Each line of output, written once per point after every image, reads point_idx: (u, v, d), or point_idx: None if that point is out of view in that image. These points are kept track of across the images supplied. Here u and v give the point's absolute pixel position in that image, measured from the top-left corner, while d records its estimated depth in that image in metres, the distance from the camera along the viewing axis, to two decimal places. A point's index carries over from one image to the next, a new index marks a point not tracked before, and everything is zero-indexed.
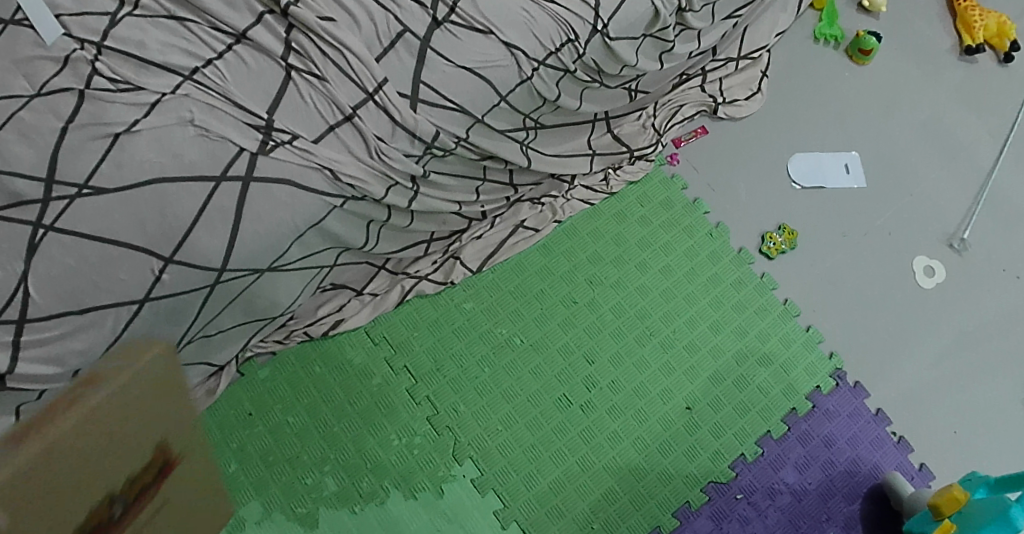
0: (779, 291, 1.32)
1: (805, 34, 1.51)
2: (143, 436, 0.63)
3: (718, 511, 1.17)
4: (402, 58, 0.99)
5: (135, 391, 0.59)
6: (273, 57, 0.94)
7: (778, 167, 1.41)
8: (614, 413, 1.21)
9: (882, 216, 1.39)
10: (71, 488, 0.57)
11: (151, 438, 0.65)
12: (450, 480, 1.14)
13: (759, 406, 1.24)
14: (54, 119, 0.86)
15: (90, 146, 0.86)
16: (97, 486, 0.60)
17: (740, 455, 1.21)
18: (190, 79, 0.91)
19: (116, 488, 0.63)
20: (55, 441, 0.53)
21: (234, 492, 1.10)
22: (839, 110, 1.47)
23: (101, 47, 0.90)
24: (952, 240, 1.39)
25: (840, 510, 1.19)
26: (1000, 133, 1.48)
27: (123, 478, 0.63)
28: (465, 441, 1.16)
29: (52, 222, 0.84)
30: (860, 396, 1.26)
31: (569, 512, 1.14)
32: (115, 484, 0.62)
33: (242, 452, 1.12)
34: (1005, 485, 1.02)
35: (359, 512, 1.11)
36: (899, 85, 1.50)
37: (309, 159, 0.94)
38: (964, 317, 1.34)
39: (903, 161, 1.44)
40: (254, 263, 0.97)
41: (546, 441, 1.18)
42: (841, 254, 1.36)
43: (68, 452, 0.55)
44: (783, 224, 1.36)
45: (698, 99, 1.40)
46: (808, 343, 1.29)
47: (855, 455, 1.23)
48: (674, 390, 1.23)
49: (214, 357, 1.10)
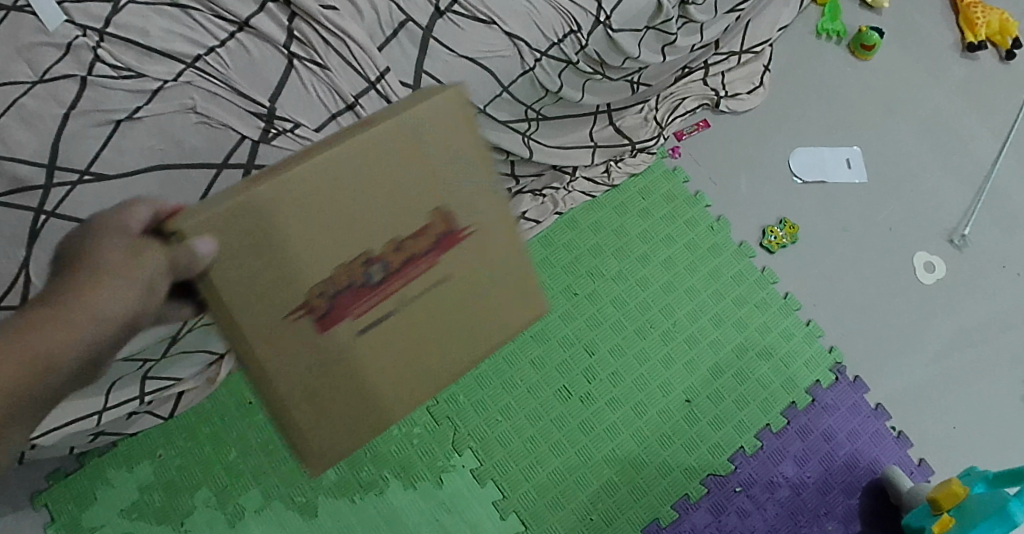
0: (779, 285, 1.32)
1: (808, 29, 1.51)
2: (416, 181, 0.65)
3: (716, 503, 1.17)
4: (404, 47, 0.99)
5: (386, 141, 0.63)
6: (275, 45, 0.94)
7: (780, 161, 1.41)
8: (614, 404, 1.21)
9: (883, 210, 1.39)
10: (354, 226, 0.64)
11: (439, 192, 0.67)
12: (449, 470, 1.14)
13: (758, 399, 1.24)
14: (55, 105, 0.85)
15: (92, 133, 0.86)
16: (357, 222, 0.64)
17: (739, 448, 1.21)
18: (192, 66, 0.91)
19: (382, 241, 0.66)
20: (296, 173, 0.60)
21: (233, 479, 1.12)
22: (841, 105, 1.46)
23: (103, 33, 0.89)
24: (952, 236, 1.39)
25: (839, 504, 1.19)
26: (1002, 130, 1.48)
27: (397, 227, 0.66)
28: (465, 431, 1.16)
29: (54, 207, 0.84)
30: (860, 391, 1.26)
31: (568, 503, 1.15)
32: (382, 235, 0.65)
33: (242, 441, 1.14)
34: (1004, 479, 1.03)
35: (359, 501, 1.12)
36: (901, 80, 1.50)
37: (310, 147, 0.95)
38: (964, 313, 1.34)
39: (904, 156, 1.44)
40: None
41: (546, 432, 1.18)
42: (841, 249, 1.36)
43: (317, 191, 0.61)
44: (785, 218, 1.36)
45: (700, 93, 1.40)
46: (808, 337, 1.29)
47: (855, 449, 1.23)
48: (674, 382, 1.23)
49: (214, 345, 1.09)
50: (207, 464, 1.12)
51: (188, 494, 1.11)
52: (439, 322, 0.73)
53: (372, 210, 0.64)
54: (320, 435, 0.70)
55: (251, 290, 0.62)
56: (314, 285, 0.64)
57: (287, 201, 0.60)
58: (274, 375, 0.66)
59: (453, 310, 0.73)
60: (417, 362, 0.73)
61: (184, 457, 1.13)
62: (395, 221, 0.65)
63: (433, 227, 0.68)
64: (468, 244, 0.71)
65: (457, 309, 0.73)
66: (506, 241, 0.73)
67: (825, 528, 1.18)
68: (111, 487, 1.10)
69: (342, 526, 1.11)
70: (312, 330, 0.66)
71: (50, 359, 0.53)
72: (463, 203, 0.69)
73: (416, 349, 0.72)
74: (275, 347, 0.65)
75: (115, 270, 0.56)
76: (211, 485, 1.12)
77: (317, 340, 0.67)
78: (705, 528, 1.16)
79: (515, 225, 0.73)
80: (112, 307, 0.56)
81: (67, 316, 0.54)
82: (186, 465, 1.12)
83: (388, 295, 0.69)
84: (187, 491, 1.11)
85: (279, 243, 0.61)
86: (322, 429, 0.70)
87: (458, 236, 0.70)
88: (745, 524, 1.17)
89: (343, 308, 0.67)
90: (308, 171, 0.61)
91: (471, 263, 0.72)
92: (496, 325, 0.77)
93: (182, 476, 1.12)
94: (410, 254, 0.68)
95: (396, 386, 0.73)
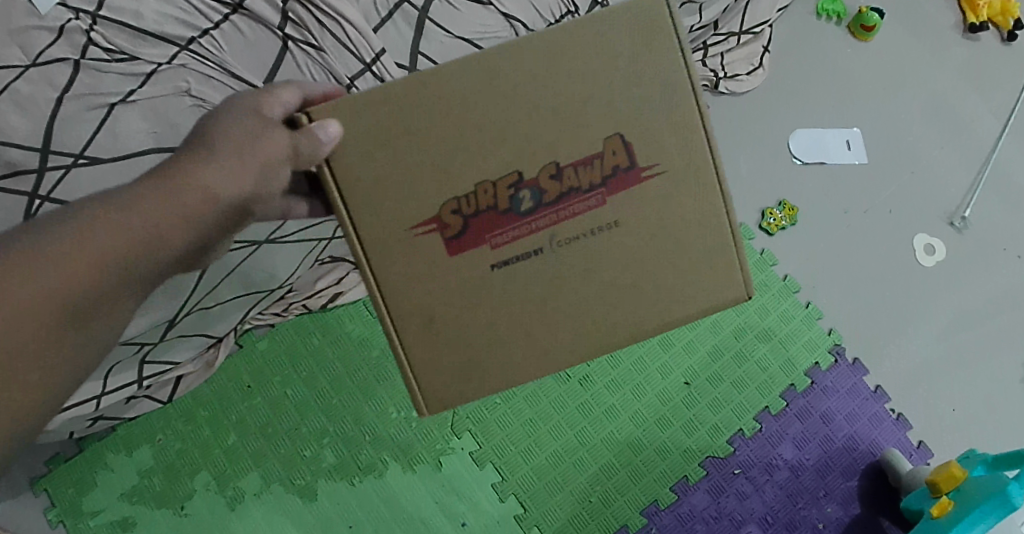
0: (778, 267, 1.32)
1: (807, 9, 1.48)
2: (583, 100, 0.66)
3: (715, 485, 1.18)
4: (400, 28, 0.98)
5: (536, 56, 0.65)
6: (269, 27, 0.92)
7: (779, 143, 1.40)
8: (613, 387, 1.21)
9: (883, 193, 1.38)
10: (488, 141, 0.66)
11: (608, 120, 0.66)
12: (448, 453, 1.15)
13: (757, 381, 1.24)
14: (48, 89, 0.83)
15: (86, 117, 0.84)
16: (500, 133, 0.66)
17: (738, 430, 1.21)
18: (186, 49, 0.89)
19: (536, 164, 0.66)
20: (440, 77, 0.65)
21: (233, 463, 1.12)
22: (843, 86, 1.44)
23: (96, 16, 0.86)
24: (953, 218, 1.38)
25: (838, 486, 1.20)
26: (1003, 112, 1.46)
27: (557, 150, 0.66)
28: (463, 415, 1.16)
29: (48, 192, 0.84)
30: (859, 373, 1.26)
31: (567, 485, 1.15)
32: (538, 154, 0.66)
33: (240, 425, 1.14)
34: (1004, 463, 1.03)
35: (358, 484, 1.13)
36: (904, 60, 1.47)
37: None
38: (963, 295, 1.33)
39: (905, 137, 1.42)
40: (252, 235, 0.96)
41: (545, 415, 1.18)
42: (841, 231, 1.35)
43: (457, 99, 0.65)
44: (784, 199, 1.36)
45: (700, 75, 1.36)
46: (808, 319, 1.29)
47: (854, 431, 1.23)
48: (674, 365, 1.23)
49: (212, 329, 1.09)
50: (206, 448, 1.13)
51: (188, 478, 1.11)
52: (575, 270, 0.69)
53: (517, 123, 0.66)
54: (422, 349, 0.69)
55: (383, 183, 0.66)
56: (454, 195, 0.67)
57: (436, 102, 0.65)
58: (389, 269, 0.68)
59: (622, 264, 0.69)
60: (546, 306, 0.69)
61: (183, 441, 1.13)
62: (555, 144, 0.66)
63: (605, 159, 0.67)
64: (646, 189, 0.68)
65: (612, 259, 0.69)
66: (703, 204, 0.69)
67: (824, 510, 1.18)
68: (112, 471, 1.11)
69: (342, 509, 1.11)
70: (439, 242, 0.68)
71: (160, 228, 0.57)
72: (645, 139, 0.67)
73: (549, 285, 0.69)
74: (392, 239, 0.67)
75: (223, 152, 0.62)
76: (211, 470, 1.12)
77: (443, 253, 0.68)
78: (704, 510, 1.17)
79: (724, 189, 0.69)
80: (221, 181, 0.61)
81: (180, 190, 0.59)
82: (186, 449, 1.12)
83: (533, 226, 0.68)
84: (187, 475, 1.11)
85: (420, 141, 0.65)
86: (428, 345, 0.69)
87: (636, 176, 0.68)
88: (744, 506, 1.17)
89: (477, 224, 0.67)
90: (452, 75, 0.65)
91: (644, 213, 0.68)
92: (654, 306, 0.70)
93: (182, 460, 1.12)
94: (572, 185, 0.67)
95: (511, 327, 0.70)
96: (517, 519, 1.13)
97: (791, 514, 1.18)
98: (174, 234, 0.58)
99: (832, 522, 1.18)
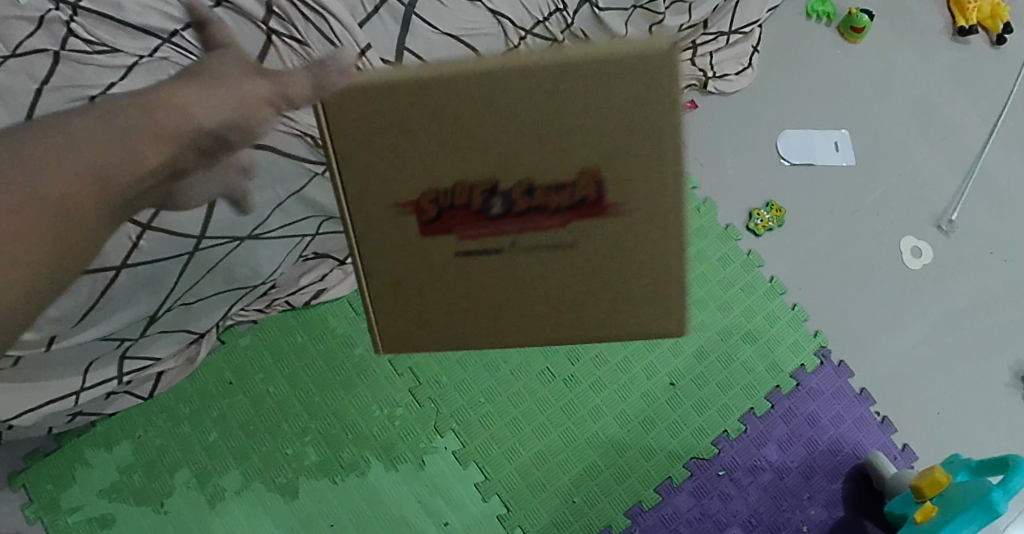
0: (765, 268, 1.32)
1: (797, 10, 1.48)
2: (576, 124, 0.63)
3: (699, 487, 1.17)
4: (386, 23, 0.95)
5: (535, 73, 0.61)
6: (254, 20, 0.88)
7: (768, 143, 1.40)
8: (597, 387, 1.21)
9: (870, 195, 1.38)
10: (472, 146, 0.64)
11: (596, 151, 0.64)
12: (432, 452, 1.15)
13: (742, 383, 1.24)
14: (28, 80, 0.82)
15: (66, 110, 0.83)
16: (488, 144, 0.64)
17: (722, 432, 1.21)
18: (169, 42, 0.87)
19: (517, 176, 0.65)
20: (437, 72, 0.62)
21: (213, 459, 1.11)
22: (832, 88, 1.44)
23: (77, 7, 0.85)
24: (940, 222, 1.38)
25: (822, 489, 1.19)
26: (991, 116, 1.46)
27: (539, 168, 0.64)
28: (446, 413, 1.17)
29: None
30: (844, 375, 1.26)
31: (551, 485, 1.15)
32: (519, 168, 0.65)
33: (221, 422, 1.13)
34: (987, 467, 1.04)
35: (340, 482, 1.12)
36: (892, 63, 1.47)
37: (291, 125, 0.90)
38: (950, 298, 1.34)
39: (893, 141, 1.42)
40: (234, 231, 0.95)
41: (529, 414, 1.18)
42: (828, 232, 1.35)
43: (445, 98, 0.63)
44: (772, 200, 1.36)
45: (688, 74, 1.38)
46: (794, 321, 1.29)
47: (838, 434, 1.23)
48: (659, 365, 1.23)
49: (195, 325, 1.08)
50: (186, 444, 1.12)
51: (168, 476, 1.10)
52: (541, 274, 0.70)
53: (503, 138, 0.64)
54: (384, 315, 0.73)
55: (365, 158, 0.66)
56: (433, 184, 0.67)
57: (428, 92, 0.63)
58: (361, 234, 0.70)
59: (590, 279, 0.70)
60: (508, 300, 0.71)
61: (164, 437, 1.12)
62: (537, 162, 0.64)
63: (585, 184, 0.65)
64: (626, 220, 0.67)
65: (578, 271, 0.69)
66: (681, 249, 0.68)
67: (808, 512, 1.18)
68: (90, 468, 1.10)
69: (324, 507, 1.11)
70: (415, 221, 0.69)
71: (130, 152, 0.55)
72: (637, 175, 0.64)
73: (516, 284, 0.70)
74: (369, 209, 0.69)
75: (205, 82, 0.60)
76: (191, 467, 1.11)
77: (419, 232, 0.69)
78: (688, 511, 1.16)
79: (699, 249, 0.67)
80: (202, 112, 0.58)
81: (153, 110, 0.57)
82: (166, 446, 1.12)
83: (508, 228, 0.68)
84: (167, 472, 1.10)
85: (405, 128, 0.65)
86: (389, 308, 0.73)
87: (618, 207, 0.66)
88: (728, 508, 1.17)
89: (455, 227, 0.68)
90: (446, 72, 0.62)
91: (620, 238, 0.68)
92: (611, 325, 0.71)
93: (162, 456, 1.11)
94: (549, 201, 0.66)
95: (474, 307, 0.72)
96: (499, 519, 1.13)
97: (775, 516, 1.17)
98: (147, 157, 0.56)
99: (816, 524, 1.18)
